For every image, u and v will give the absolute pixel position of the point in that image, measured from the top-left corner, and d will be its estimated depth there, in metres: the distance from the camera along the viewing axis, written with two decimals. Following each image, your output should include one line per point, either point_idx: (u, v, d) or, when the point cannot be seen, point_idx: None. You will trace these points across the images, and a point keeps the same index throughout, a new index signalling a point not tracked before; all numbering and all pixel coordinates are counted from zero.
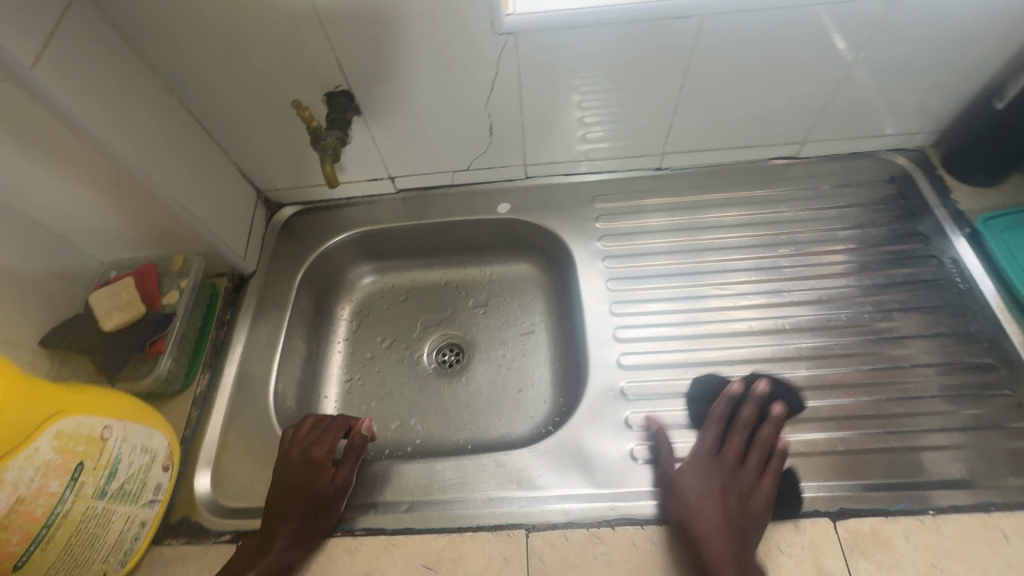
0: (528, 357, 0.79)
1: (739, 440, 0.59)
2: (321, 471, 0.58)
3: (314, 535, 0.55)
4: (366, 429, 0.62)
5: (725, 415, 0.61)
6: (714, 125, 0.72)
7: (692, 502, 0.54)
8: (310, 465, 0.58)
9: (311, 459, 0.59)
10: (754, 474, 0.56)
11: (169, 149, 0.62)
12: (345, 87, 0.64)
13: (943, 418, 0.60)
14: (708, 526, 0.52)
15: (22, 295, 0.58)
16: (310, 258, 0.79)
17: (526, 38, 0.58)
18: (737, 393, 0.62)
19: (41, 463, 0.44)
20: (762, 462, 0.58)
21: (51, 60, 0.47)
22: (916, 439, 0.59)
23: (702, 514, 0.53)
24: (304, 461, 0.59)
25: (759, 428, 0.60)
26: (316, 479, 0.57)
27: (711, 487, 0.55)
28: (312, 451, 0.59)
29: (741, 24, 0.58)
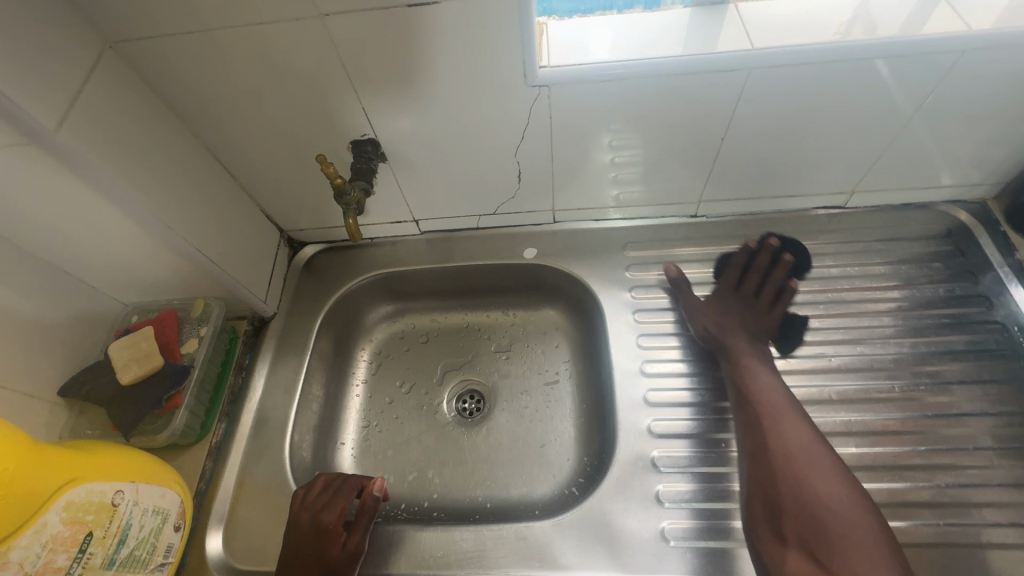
0: (551, 410, 0.76)
1: (756, 280, 0.72)
2: (333, 539, 0.56)
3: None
4: (378, 488, 0.60)
5: (744, 262, 0.73)
6: (756, 175, 0.69)
7: (739, 335, 0.66)
8: (322, 532, 0.56)
9: (323, 526, 0.56)
10: (767, 307, 0.70)
11: (193, 196, 0.61)
12: (371, 135, 0.62)
13: (1005, 510, 0.55)
14: (773, 402, 0.58)
15: (42, 345, 0.57)
16: (331, 300, 0.77)
17: (560, 90, 0.56)
18: (751, 247, 0.72)
19: (48, 538, 0.42)
20: (774, 298, 0.70)
21: (77, 120, 0.47)
22: (978, 535, 0.54)
23: (760, 382, 0.61)
24: (315, 527, 0.56)
25: (770, 268, 0.72)
26: (328, 547, 0.56)
27: (731, 321, 0.67)
28: (323, 516, 0.57)
29: (790, 77, 0.55)
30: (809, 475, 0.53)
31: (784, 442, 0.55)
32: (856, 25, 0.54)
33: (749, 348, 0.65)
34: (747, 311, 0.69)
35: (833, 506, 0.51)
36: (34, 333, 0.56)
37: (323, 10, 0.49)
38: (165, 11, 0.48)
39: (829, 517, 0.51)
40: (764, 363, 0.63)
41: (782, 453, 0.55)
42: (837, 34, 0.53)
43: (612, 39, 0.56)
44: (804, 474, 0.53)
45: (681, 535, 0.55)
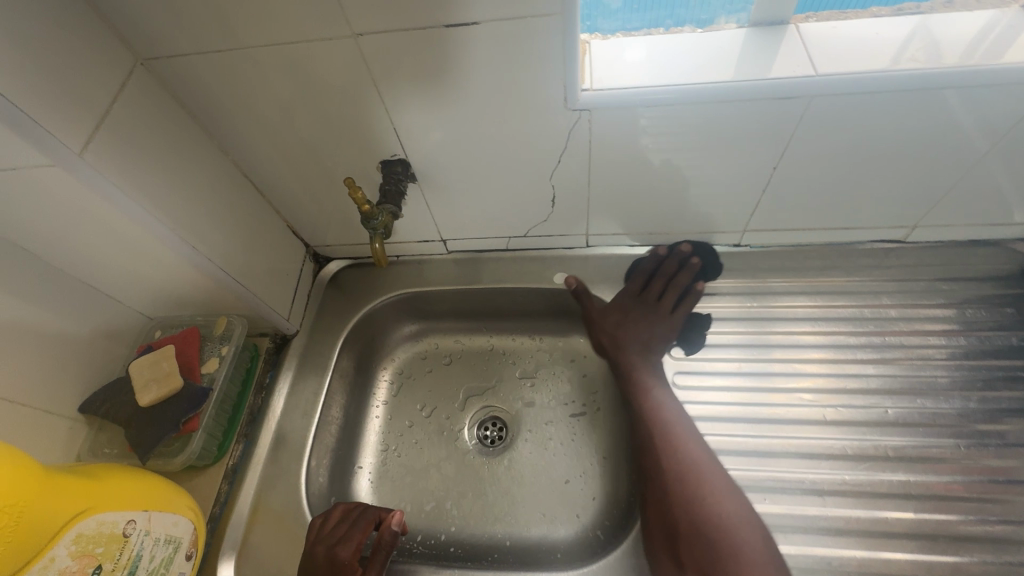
0: (577, 443, 0.72)
1: (660, 286, 0.71)
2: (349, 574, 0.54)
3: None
4: (396, 523, 0.58)
5: (650, 269, 0.72)
6: (808, 206, 0.64)
7: (629, 348, 0.69)
8: (337, 567, 0.54)
9: (338, 561, 0.55)
10: (666, 312, 0.70)
11: (220, 213, 0.59)
12: (401, 154, 0.60)
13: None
14: (670, 422, 0.62)
15: (65, 361, 0.56)
16: (355, 318, 0.75)
17: (602, 114, 0.53)
18: (659, 252, 0.71)
19: (56, 573, 0.41)
20: (675, 302, 0.71)
21: (105, 140, 0.45)
22: None
23: (652, 399, 0.65)
24: (331, 562, 0.55)
25: (677, 272, 0.71)
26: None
27: (625, 337, 0.70)
28: (339, 551, 0.55)
29: (853, 107, 0.51)
30: (702, 496, 0.58)
31: (679, 464, 0.60)
32: (931, 50, 0.49)
33: (642, 359, 0.68)
34: (642, 320, 0.70)
35: (726, 520, 0.56)
36: (57, 349, 0.56)
37: (357, 29, 0.46)
38: (196, 28, 0.47)
39: (719, 532, 0.56)
40: (659, 374, 0.67)
41: (677, 473, 0.59)
42: (909, 61, 0.49)
43: (659, 62, 0.53)
44: (698, 493, 0.58)
45: None
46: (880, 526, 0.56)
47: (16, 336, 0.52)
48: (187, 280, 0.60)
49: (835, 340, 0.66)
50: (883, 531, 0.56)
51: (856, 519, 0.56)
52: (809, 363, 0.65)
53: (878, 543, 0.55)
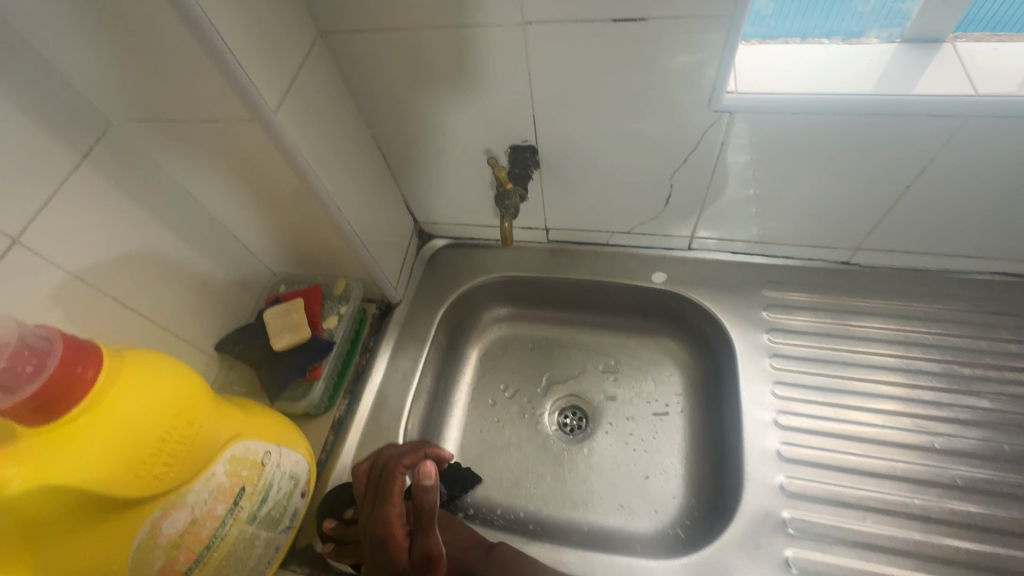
0: (658, 442, 0.73)
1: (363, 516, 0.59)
2: (399, 551, 0.48)
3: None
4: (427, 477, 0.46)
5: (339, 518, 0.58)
6: (933, 230, 0.62)
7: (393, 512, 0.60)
8: (385, 546, 0.48)
9: (389, 543, 0.48)
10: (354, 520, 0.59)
11: (358, 180, 0.63)
12: (533, 142, 0.63)
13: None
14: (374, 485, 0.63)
15: (210, 301, 0.62)
16: (453, 295, 0.79)
17: (743, 117, 0.54)
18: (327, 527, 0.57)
19: (215, 487, 0.45)
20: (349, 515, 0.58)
21: (292, 100, 0.49)
22: None
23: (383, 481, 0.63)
24: (380, 542, 0.49)
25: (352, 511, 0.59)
26: (394, 562, 0.48)
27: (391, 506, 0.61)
28: (385, 530, 0.49)
29: (1011, 129, 0.49)
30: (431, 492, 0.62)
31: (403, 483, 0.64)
32: None
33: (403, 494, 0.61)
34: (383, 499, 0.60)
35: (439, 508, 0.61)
36: (207, 290, 0.61)
37: (527, 18, 0.50)
38: (378, 7, 0.51)
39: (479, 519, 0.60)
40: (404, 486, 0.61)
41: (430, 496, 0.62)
42: None
43: (806, 69, 0.53)
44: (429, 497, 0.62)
45: None
46: (996, 562, 0.52)
47: (180, 272, 0.57)
48: (319, 240, 0.64)
49: (898, 365, 0.64)
50: (995, 566, 0.52)
51: (970, 550, 0.53)
52: (879, 383, 0.63)
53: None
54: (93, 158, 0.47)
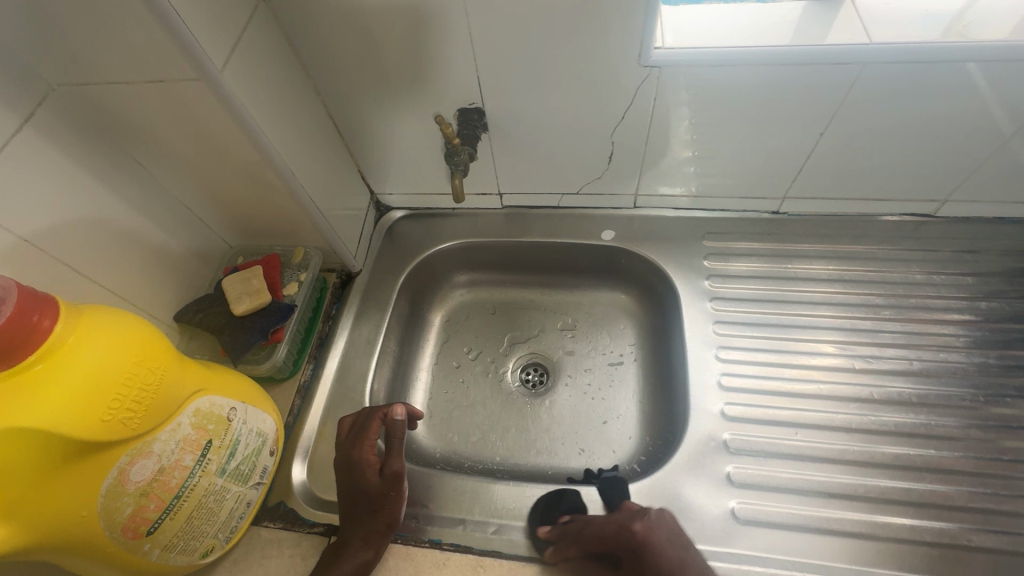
0: (614, 389, 0.77)
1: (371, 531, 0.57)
2: (369, 469, 0.57)
3: (381, 529, 0.54)
4: (401, 412, 0.60)
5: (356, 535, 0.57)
6: (847, 176, 0.69)
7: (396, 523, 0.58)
8: (358, 465, 0.57)
9: (362, 462, 0.57)
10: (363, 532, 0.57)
11: (311, 147, 0.65)
12: (479, 104, 0.66)
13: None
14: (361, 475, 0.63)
15: (164, 271, 0.62)
16: (413, 262, 0.81)
17: (671, 72, 0.58)
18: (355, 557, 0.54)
19: (181, 438, 0.46)
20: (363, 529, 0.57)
21: (238, 61, 0.50)
22: None
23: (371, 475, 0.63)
24: (352, 462, 0.58)
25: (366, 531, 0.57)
26: (364, 477, 0.57)
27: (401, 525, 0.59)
28: (358, 453, 0.58)
29: (902, 75, 0.55)
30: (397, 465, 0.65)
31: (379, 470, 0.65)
32: (975, 27, 0.54)
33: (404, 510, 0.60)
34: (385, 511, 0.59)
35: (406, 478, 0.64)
36: (161, 260, 0.62)
37: None
38: None
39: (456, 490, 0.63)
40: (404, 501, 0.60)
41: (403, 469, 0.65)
42: (952, 35, 0.54)
43: (723, 26, 0.58)
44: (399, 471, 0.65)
45: (752, 515, 0.56)
46: (909, 461, 0.59)
47: (132, 241, 0.58)
48: (275, 209, 0.65)
49: (824, 300, 0.71)
50: (907, 464, 0.59)
51: (887, 453, 0.59)
52: (807, 317, 0.69)
53: (905, 475, 0.58)
54: (34, 122, 0.47)
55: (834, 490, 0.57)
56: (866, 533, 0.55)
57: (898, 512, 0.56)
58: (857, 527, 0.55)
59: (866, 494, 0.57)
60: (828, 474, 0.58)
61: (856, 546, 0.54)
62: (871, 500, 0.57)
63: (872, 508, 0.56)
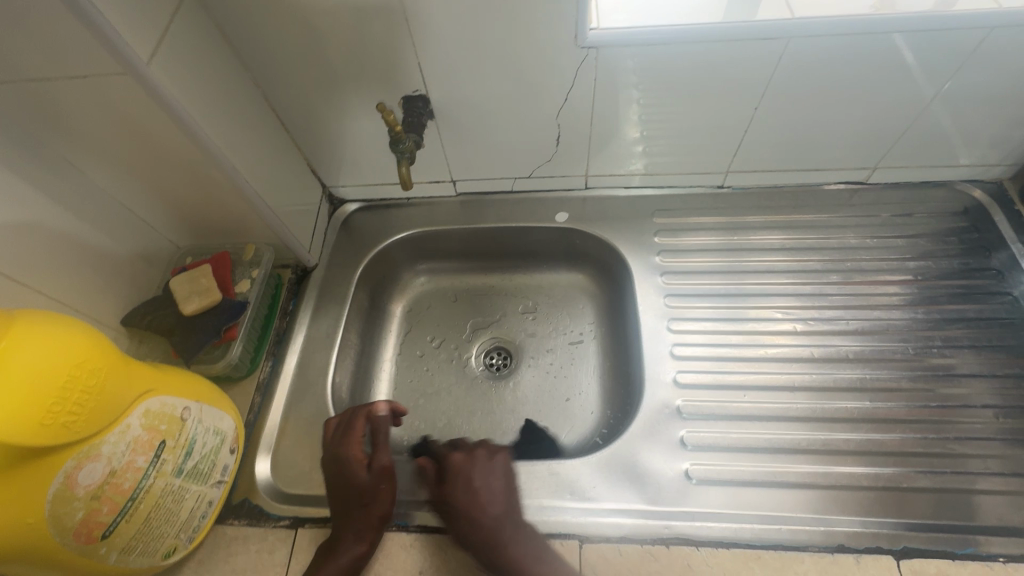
0: (575, 367, 0.79)
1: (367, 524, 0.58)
2: (359, 465, 0.59)
3: (376, 521, 0.56)
4: (385, 408, 0.64)
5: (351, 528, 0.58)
6: (783, 147, 0.72)
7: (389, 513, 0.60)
8: (347, 462, 0.59)
9: (350, 460, 0.59)
10: None
11: (254, 140, 0.63)
12: (423, 91, 0.66)
13: (998, 461, 0.59)
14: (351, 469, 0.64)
15: (107, 275, 0.61)
16: (370, 254, 0.81)
17: (608, 52, 0.59)
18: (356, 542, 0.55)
19: (132, 439, 0.46)
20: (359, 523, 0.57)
21: (166, 54, 0.49)
22: (965, 482, 0.58)
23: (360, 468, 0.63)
24: (339, 461, 0.60)
25: None
26: (355, 473, 0.59)
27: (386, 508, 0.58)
28: (346, 451, 0.60)
29: (825, 48, 0.58)
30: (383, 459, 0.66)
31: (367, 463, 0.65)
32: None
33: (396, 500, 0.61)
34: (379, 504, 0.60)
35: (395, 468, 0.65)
36: (101, 264, 0.60)
37: None
38: None
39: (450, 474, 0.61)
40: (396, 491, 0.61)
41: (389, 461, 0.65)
42: (870, 7, 0.56)
43: (655, 5, 0.59)
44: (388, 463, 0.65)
45: (705, 474, 0.59)
46: (848, 413, 0.63)
47: (69, 245, 0.56)
48: (221, 206, 0.64)
49: (767, 268, 0.74)
50: (846, 417, 0.62)
51: (828, 408, 0.63)
52: (754, 285, 0.72)
53: (845, 427, 0.62)
54: None
55: (781, 446, 0.60)
56: (810, 483, 0.58)
57: (838, 461, 0.59)
58: (800, 478, 0.58)
59: (810, 447, 0.60)
60: (774, 431, 0.61)
61: (802, 496, 0.57)
62: (814, 452, 0.60)
63: (815, 459, 0.60)
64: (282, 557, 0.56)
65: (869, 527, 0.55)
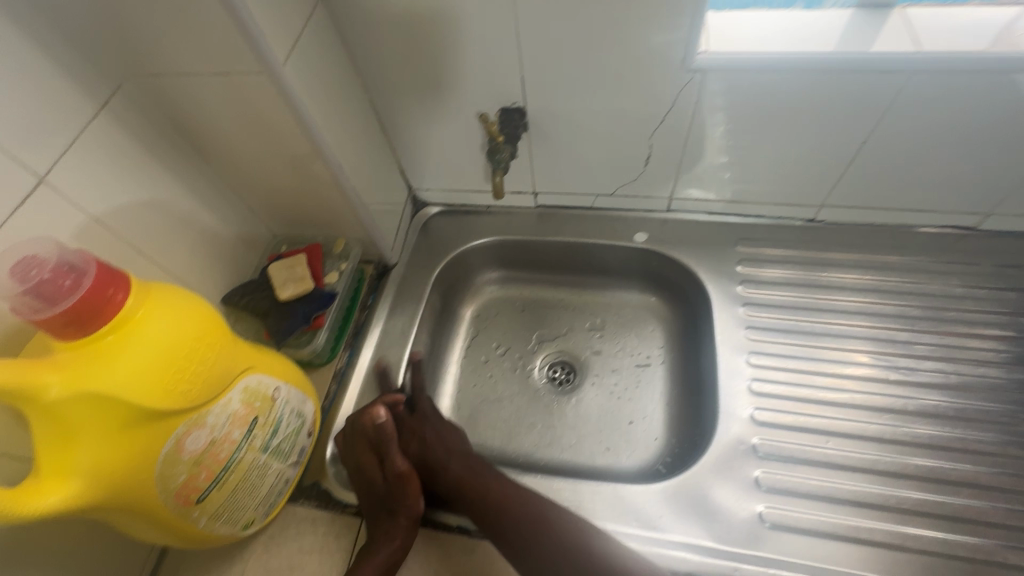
0: (641, 390, 0.78)
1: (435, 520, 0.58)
2: (375, 472, 0.59)
3: (405, 525, 0.56)
4: (383, 416, 0.59)
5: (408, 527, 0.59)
6: (887, 185, 0.68)
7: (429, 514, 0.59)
8: (365, 470, 0.59)
9: (367, 466, 0.59)
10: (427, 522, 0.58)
11: (357, 141, 0.67)
12: (521, 104, 0.67)
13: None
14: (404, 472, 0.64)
15: (214, 256, 0.65)
16: (447, 257, 0.83)
17: (715, 76, 0.58)
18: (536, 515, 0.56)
19: (231, 413, 0.49)
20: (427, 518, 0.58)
21: (297, 58, 0.53)
22: None
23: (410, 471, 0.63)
24: (361, 468, 0.59)
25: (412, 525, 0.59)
26: (374, 479, 0.58)
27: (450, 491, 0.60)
28: (362, 457, 0.60)
29: (952, 84, 0.55)
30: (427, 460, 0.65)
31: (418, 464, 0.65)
32: None
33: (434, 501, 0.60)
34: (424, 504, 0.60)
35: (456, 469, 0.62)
36: (211, 245, 0.65)
37: None
38: None
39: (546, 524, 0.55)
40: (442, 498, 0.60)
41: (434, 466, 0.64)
42: (1005, 45, 0.53)
43: (767, 33, 0.58)
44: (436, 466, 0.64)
45: (780, 519, 0.56)
46: (944, 474, 0.58)
47: (187, 225, 0.61)
48: (320, 200, 0.68)
49: (857, 309, 0.70)
50: (942, 477, 0.58)
51: (921, 466, 0.59)
52: (842, 326, 0.69)
53: (940, 488, 0.57)
54: (109, 110, 0.51)
55: (864, 500, 0.57)
56: (896, 544, 0.54)
57: (931, 524, 0.55)
58: (885, 537, 0.54)
59: (898, 505, 0.56)
60: (858, 483, 0.58)
61: (886, 556, 0.54)
62: (903, 511, 0.56)
63: (904, 519, 0.56)
64: (346, 544, 0.58)
65: None
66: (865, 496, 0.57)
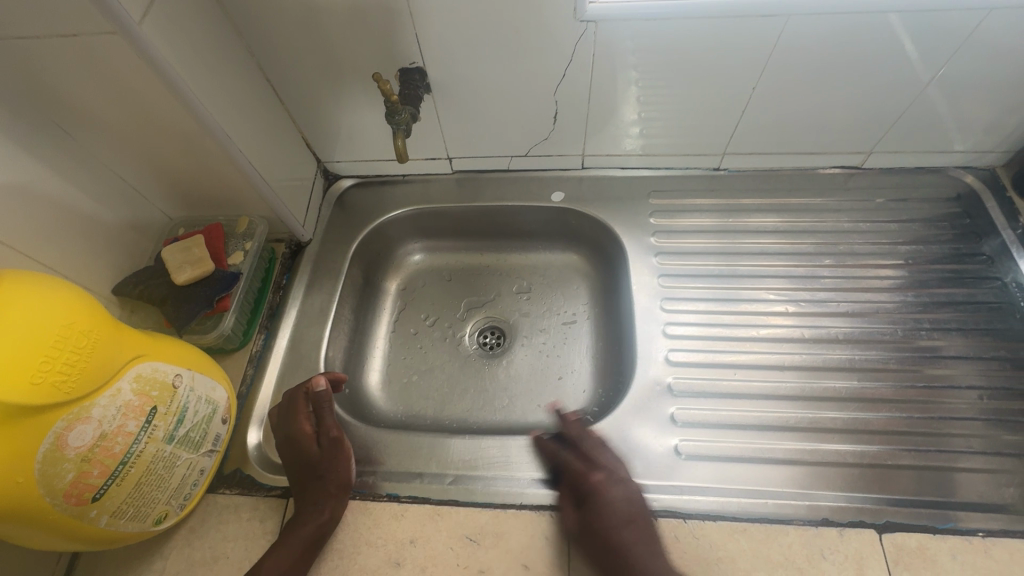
0: (568, 346, 0.79)
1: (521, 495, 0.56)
2: (307, 439, 0.58)
3: (333, 492, 0.56)
4: (323, 383, 0.61)
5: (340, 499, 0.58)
6: (779, 130, 0.72)
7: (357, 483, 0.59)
8: (296, 438, 0.58)
9: (299, 434, 0.58)
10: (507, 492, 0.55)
11: (247, 111, 0.62)
12: (420, 64, 0.65)
13: (982, 440, 0.59)
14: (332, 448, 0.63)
15: (98, 242, 0.61)
16: (364, 230, 0.80)
17: (607, 26, 0.59)
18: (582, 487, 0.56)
19: (123, 404, 0.45)
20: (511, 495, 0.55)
21: (157, 18, 0.48)
22: (951, 459, 0.58)
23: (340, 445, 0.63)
24: (291, 437, 0.59)
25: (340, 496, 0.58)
26: (306, 447, 0.58)
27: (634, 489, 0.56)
28: (294, 426, 0.59)
29: (826, 28, 0.57)
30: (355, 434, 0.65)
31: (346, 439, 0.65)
32: None
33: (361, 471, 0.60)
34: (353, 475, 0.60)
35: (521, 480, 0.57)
36: (93, 231, 0.60)
37: None
38: None
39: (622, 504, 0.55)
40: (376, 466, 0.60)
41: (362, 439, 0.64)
42: None
43: None
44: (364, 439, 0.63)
45: (694, 450, 0.59)
46: (836, 392, 0.63)
47: (57, 210, 0.56)
48: (213, 177, 0.64)
49: (760, 249, 0.74)
50: (834, 395, 0.63)
51: (817, 387, 0.64)
52: (747, 267, 0.73)
53: (833, 405, 0.62)
54: None
55: (768, 423, 0.61)
56: (796, 459, 0.59)
57: (826, 438, 0.60)
58: (786, 455, 0.59)
59: (797, 425, 0.61)
60: (762, 409, 0.62)
61: (788, 472, 0.58)
62: (801, 429, 0.61)
63: (803, 436, 0.60)
64: (272, 526, 0.56)
65: (849, 500, 0.56)
66: (770, 420, 0.61)
